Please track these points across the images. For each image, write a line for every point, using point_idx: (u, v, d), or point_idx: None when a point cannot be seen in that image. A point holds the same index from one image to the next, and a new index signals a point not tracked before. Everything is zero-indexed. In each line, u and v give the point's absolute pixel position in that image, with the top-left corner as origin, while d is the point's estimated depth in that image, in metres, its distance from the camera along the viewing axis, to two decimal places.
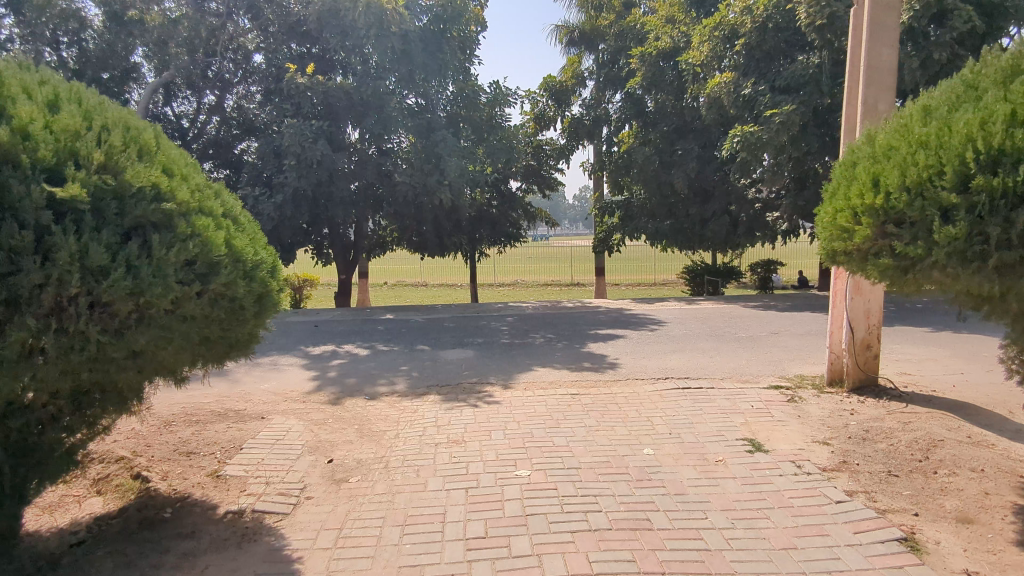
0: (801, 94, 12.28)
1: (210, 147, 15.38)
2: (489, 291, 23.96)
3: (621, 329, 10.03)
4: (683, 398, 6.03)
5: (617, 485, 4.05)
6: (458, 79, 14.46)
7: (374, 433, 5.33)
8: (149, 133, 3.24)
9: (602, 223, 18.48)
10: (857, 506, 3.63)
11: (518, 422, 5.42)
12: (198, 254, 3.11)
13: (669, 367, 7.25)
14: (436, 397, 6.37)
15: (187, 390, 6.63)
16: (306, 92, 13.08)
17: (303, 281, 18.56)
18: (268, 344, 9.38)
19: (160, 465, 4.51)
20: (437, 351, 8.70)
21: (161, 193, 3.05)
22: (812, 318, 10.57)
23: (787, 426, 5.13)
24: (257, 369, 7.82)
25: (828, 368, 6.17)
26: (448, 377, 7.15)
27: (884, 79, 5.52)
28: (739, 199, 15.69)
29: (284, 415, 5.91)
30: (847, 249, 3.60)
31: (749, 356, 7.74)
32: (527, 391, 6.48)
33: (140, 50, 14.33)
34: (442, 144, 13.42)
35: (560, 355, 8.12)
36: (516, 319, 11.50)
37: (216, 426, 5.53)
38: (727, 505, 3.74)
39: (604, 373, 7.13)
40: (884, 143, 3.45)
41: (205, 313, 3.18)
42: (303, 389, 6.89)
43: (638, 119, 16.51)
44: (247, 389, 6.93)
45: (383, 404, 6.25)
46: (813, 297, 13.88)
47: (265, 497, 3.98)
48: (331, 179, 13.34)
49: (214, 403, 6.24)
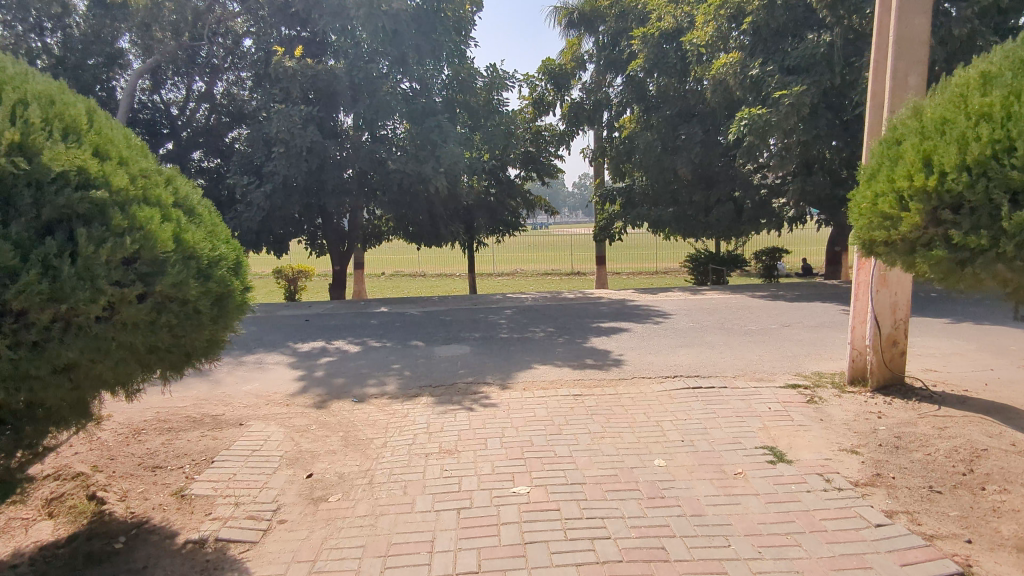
0: (812, 75, 11.74)
1: (200, 136, 14.87)
2: (488, 280, 23.55)
3: (624, 322, 9.59)
4: (694, 399, 5.60)
5: (626, 504, 3.63)
6: (453, 62, 13.71)
7: (359, 442, 4.91)
8: (80, 108, 2.82)
9: (602, 211, 17.96)
10: (898, 531, 3.22)
11: (517, 428, 5.00)
12: (137, 250, 2.68)
13: (677, 364, 6.81)
14: (429, 399, 5.94)
15: (164, 393, 6.22)
16: (295, 76, 12.53)
17: (298, 272, 18.13)
18: (256, 340, 8.96)
19: (122, 483, 4.09)
20: (432, 347, 8.27)
21: (88, 180, 2.64)
22: (824, 309, 10.13)
23: (809, 431, 4.70)
24: (241, 368, 7.40)
25: (849, 366, 5.72)
26: (442, 376, 6.71)
27: (916, 50, 5.05)
28: (744, 184, 15.09)
29: (264, 421, 5.48)
30: (890, 238, 3.19)
31: (761, 352, 7.29)
32: (526, 391, 6.05)
33: (127, 35, 13.82)
34: (437, 130, 12.89)
35: (561, 351, 7.69)
36: (515, 311, 11.06)
37: (189, 434, 5.11)
38: (751, 529, 3.32)
39: (608, 371, 6.70)
40: (936, 116, 3.00)
41: (150, 319, 2.75)
42: (288, 391, 6.47)
43: (640, 103, 16.05)
44: (228, 390, 6.50)
45: (371, 407, 5.82)
46: (821, 286, 13.44)
47: (232, 522, 3.56)
48: (323, 168, 12.83)
49: (191, 408, 5.82)
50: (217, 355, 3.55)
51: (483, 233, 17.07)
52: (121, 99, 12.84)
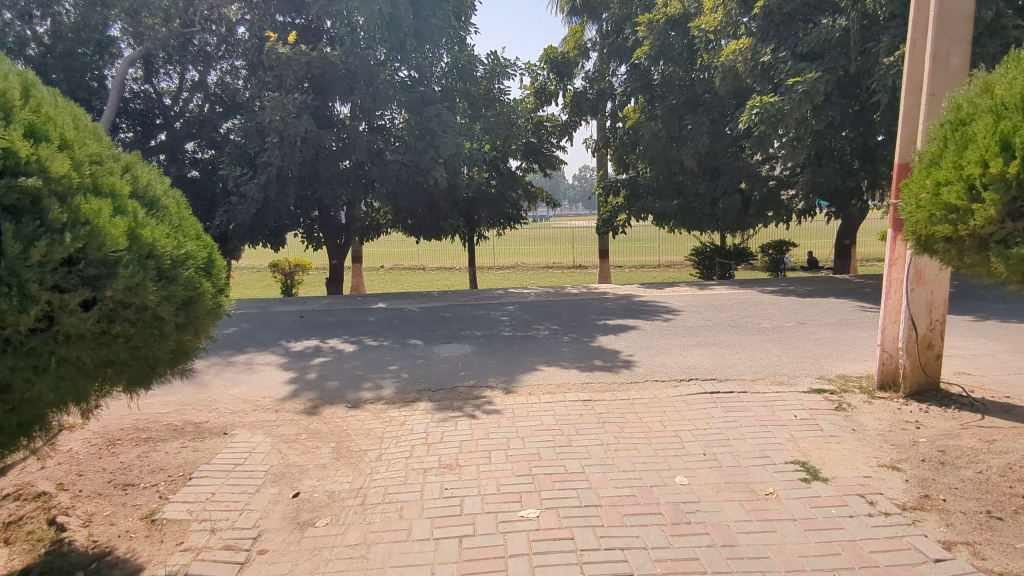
0: (826, 61, 11.25)
1: (193, 126, 14.45)
2: (489, 275, 23.06)
3: (632, 319, 9.19)
4: (713, 406, 5.21)
5: (649, 533, 3.26)
6: (453, 49, 13.26)
7: (352, 454, 4.52)
8: (12, 82, 2.46)
9: (605, 203, 17.47)
10: (960, 569, 2.84)
11: (523, 439, 4.61)
12: (81, 248, 2.34)
13: (692, 366, 6.39)
14: (428, 405, 5.55)
15: (145, 398, 5.84)
16: (288, 62, 12.02)
17: (294, 266, 17.72)
18: (247, 340, 8.58)
19: (87, 504, 3.69)
20: (431, 346, 7.86)
21: (20, 166, 2.31)
22: (839, 305, 9.73)
23: (842, 443, 4.32)
24: (229, 369, 7.00)
25: (879, 370, 5.33)
26: (441, 379, 6.30)
27: (958, 27, 4.63)
28: (751, 176, 14.60)
29: (250, 430, 5.10)
30: (957, 233, 2.91)
31: (779, 352, 6.89)
32: (531, 396, 5.65)
33: (118, 24, 13.40)
34: (436, 119, 12.41)
35: (567, 351, 7.29)
36: (517, 307, 10.67)
37: (168, 445, 4.73)
38: (792, 564, 2.94)
39: (618, 373, 6.29)
40: (1015, 92, 2.68)
41: (98, 329, 2.39)
42: (277, 395, 6.06)
43: (645, 93, 15.55)
44: (215, 395, 6.10)
45: (366, 414, 5.43)
46: (833, 280, 13.04)
47: (205, 553, 3.18)
48: (317, 159, 12.40)
49: (173, 414, 5.44)
50: (191, 363, 3.16)
51: (484, 226, 16.64)
52: (111, 88, 12.40)
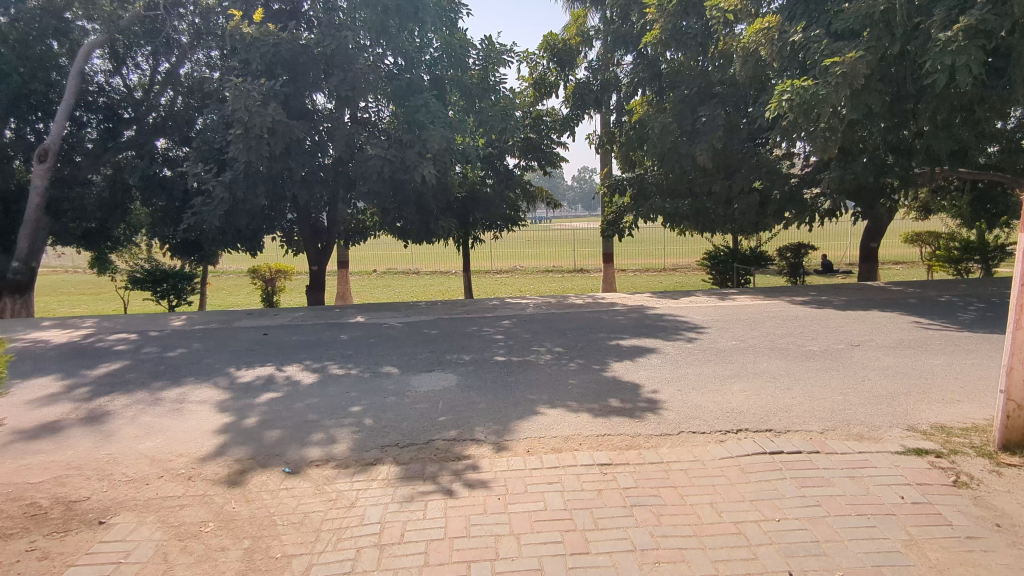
0: (867, 39, 9.69)
1: (166, 121, 12.85)
2: (486, 280, 21.42)
3: (648, 339, 7.76)
4: (781, 478, 3.77)
5: None
6: (441, 31, 11.76)
7: (271, 564, 3.13)
8: None
9: (609, 203, 15.95)
10: None
11: (518, 539, 3.20)
12: None
13: (737, 411, 4.93)
14: (392, 470, 4.14)
15: (20, 461, 4.44)
16: (254, 43, 10.41)
17: (275, 273, 16.24)
18: (189, 367, 7.14)
19: None
20: (406, 376, 6.42)
21: None
22: (890, 321, 8.30)
23: (994, 555, 2.95)
24: (149, 412, 5.54)
25: (1002, 425, 3.96)
26: (414, 428, 4.87)
27: None
28: (771, 173, 13.13)
29: (140, 514, 3.67)
30: None
31: (840, 387, 5.46)
32: (531, 458, 4.20)
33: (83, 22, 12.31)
34: (424, 109, 10.98)
35: (576, 385, 5.85)
36: (513, 322, 9.23)
37: (8, 546, 3.32)
38: None
39: (642, 421, 4.83)
40: None
41: None
42: (198, 452, 4.61)
43: (653, 84, 14.33)
44: (114, 451, 4.66)
45: (307, 485, 4.00)
46: (867, 289, 11.67)
47: None
48: (288, 152, 10.74)
49: (45, 487, 4.02)
50: None
51: (479, 227, 15.19)
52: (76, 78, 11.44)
